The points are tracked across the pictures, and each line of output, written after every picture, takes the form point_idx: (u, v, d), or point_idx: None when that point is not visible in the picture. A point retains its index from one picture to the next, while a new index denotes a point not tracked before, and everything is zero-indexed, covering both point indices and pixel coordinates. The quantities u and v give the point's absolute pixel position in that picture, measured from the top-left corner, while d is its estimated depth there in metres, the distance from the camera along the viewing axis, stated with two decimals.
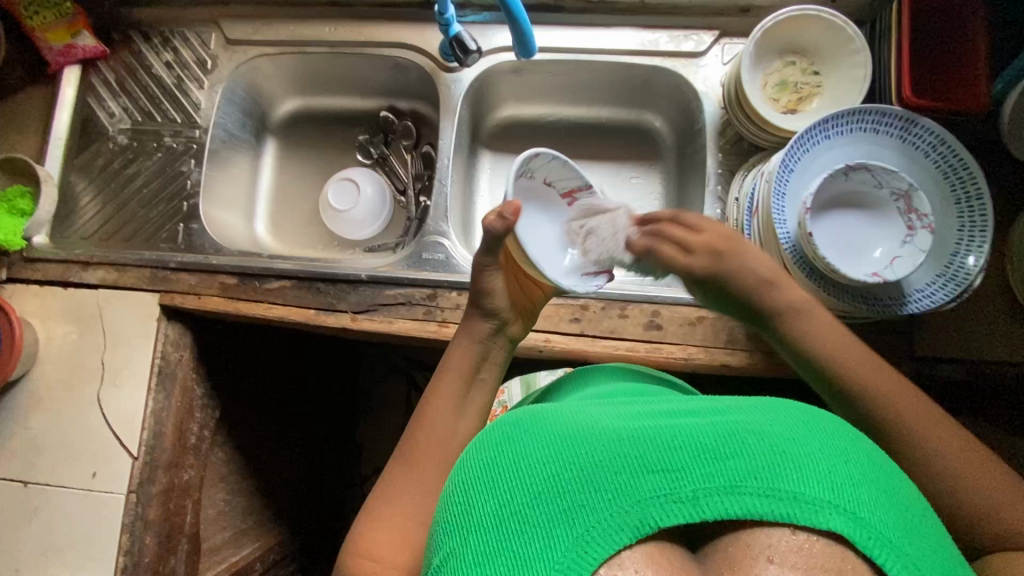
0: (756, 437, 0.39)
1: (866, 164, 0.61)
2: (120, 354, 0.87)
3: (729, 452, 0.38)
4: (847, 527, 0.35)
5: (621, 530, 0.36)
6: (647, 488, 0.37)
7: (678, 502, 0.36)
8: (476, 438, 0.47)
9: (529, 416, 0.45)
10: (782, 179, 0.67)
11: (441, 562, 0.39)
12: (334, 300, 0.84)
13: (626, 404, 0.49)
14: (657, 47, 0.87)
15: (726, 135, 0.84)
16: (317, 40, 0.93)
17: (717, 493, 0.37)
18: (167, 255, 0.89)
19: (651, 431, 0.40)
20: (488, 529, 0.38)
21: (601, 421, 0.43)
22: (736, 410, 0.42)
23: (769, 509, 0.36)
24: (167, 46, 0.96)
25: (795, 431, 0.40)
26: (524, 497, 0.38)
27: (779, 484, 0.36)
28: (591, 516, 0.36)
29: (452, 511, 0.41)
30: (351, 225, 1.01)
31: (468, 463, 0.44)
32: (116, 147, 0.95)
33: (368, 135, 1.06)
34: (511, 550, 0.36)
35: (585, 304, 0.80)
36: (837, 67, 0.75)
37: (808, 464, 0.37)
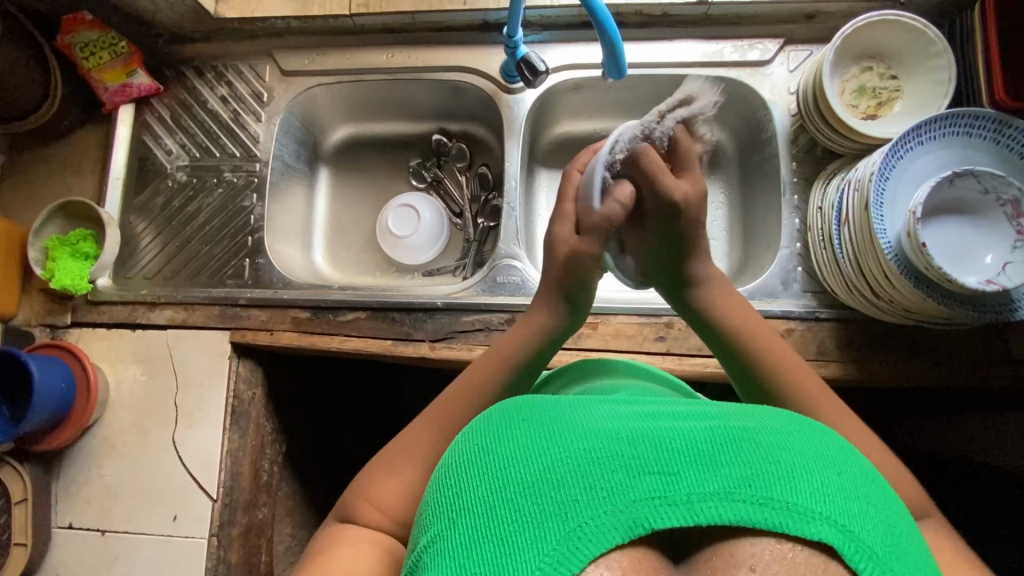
0: (752, 442, 0.35)
1: (974, 171, 0.60)
2: (193, 395, 0.86)
3: (728, 456, 0.34)
4: (841, 542, 0.32)
5: (611, 530, 0.32)
6: (641, 487, 0.33)
7: (670, 505, 0.33)
8: (470, 422, 0.44)
9: (526, 405, 0.42)
10: (879, 189, 0.66)
11: (424, 550, 0.36)
12: (410, 329, 0.83)
13: (619, 401, 0.46)
14: (722, 57, 0.86)
15: (798, 143, 0.83)
16: (374, 67, 0.92)
17: (712, 497, 0.33)
18: (236, 291, 0.88)
19: (648, 430, 0.36)
20: (475, 517, 0.34)
21: (594, 416, 0.40)
22: (730, 416, 0.39)
23: (763, 519, 0.32)
24: (222, 81, 0.95)
25: (793, 439, 0.36)
26: (513, 487, 0.35)
27: (774, 492, 0.33)
28: (581, 513, 0.33)
29: (440, 497, 0.38)
30: (414, 252, 1.00)
31: (458, 449, 0.41)
32: (174, 184, 0.94)
33: (421, 159, 1.05)
34: (497, 540, 0.33)
35: (669, 321, 0.79)
36: (916, 70, 0.74)
37: (806, 475, 0.34)
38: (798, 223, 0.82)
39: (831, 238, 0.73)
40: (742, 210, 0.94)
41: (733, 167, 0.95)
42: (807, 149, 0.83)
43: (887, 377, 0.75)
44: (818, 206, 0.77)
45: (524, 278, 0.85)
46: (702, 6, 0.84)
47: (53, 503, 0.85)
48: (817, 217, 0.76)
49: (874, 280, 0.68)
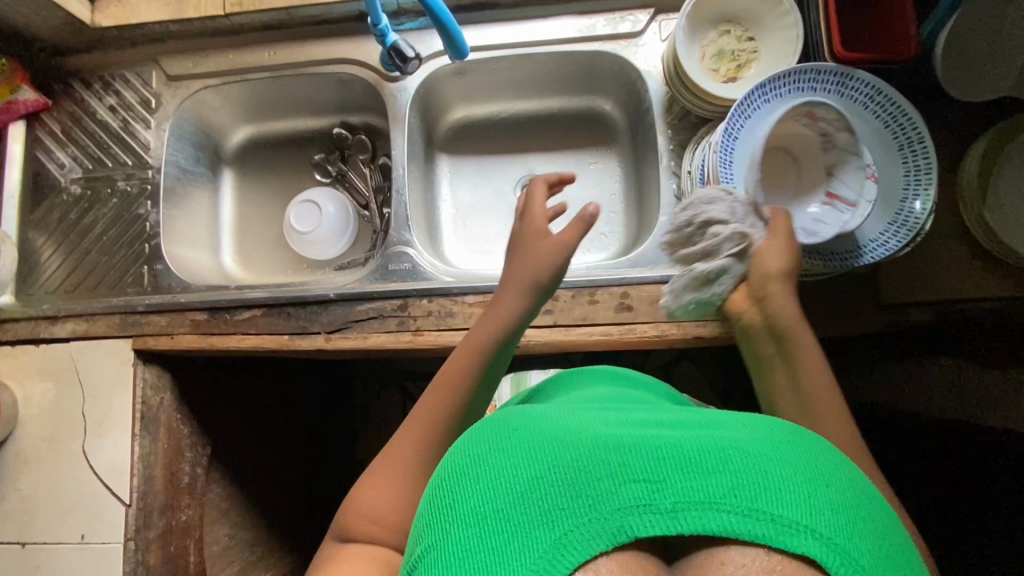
0: (739, 453, 0.39)
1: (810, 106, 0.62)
2: (101, 405, 0.87)
3: (715, 468, 0.38)
4: (820, 553, 0.35)
5: (598, 537, 0.35)
6: (628, 495, 0.37)
7: (656, 513, 0.36)
8: (470, 432, 0.46)
9: (524, 418, 0.45)
10: (726, 149, 0.68)
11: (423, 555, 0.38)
12: (306, 323, 0.84)
13: (614, 412, 0.49)
14: (595, 32, 0.87)
15: (672, 111, 0.85)
16: (256, 66, 0.92)
17: (697, 507, 0.36)
18: (135, 298, 0.89)
19: (640, 441, 0.40)
20: (471, 523, 0.37)
21: (588, 426, 0.43)
22: (720, 426, 0.43)
23: (747, 530, 0.35)
24: (109, 90, 0.95)
25: (780, 453, 0.40)
26: (508, 496, 0.38)
27: (756, 503, 0.36)
28: (572, 521, 0.36)
29: (438, 504, 0.41)
30: (322, 246, 1.01)
31: (459, 455, 0.44)
32: (70, 197, 0.94)
33: (324, 154, 1.05)
34: (490, 548, 0.36)
35: (555, 294, 0.81)
36: (769, 31, 0.76)
37: (792, 487, 0.37)
38: (674, 187, 0.83)
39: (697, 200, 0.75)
40: (636, 182, 0.97)
41: (625, 139, 0.98)
42: (681, 116, 0.84)
43: None
44: (687, 170, 0.79)
45: (416, 264, 0.86)
46: None
47: None
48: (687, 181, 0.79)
49: None
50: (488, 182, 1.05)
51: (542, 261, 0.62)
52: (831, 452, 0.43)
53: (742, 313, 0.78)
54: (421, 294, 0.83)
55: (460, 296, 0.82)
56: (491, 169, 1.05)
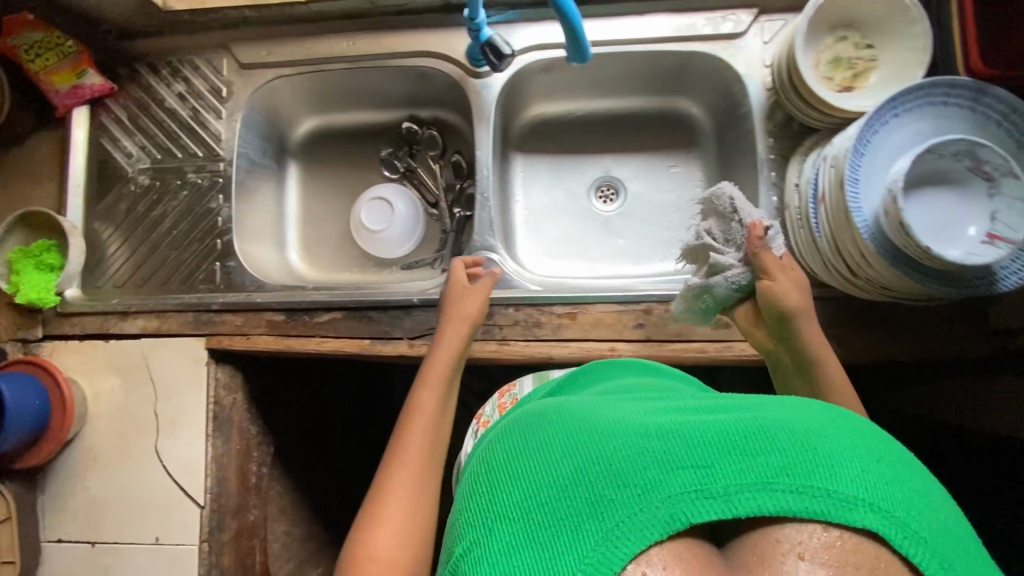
0: (785, 433, 0.38)
1: (975, 146, 0.58)
2: (174, 404, 0.84)
3: (762, 449, 0.37)
4: (881, 524, 0.34)
5: (652, 526, 0.34)
6: (677, 483, 0.36)
7: (710, 499, 0.35)
8: (507, 443, 0.46)
9: (561, 419, 0.45)
10: (853, 165, 0.65)
11: (476, 557, 0.38)
12: (387, 328, 0.82)
13: (647, 403, 0.48)
14: (694, 31, 0.83)
15: (774, 118, 0.81)
16: (334, 56, 0.88)
17: (750, 489, 0.35)
18: (208, 296, 0.86)
19: (681, 428, 0.39)
20: (525, 526, 0.37)
21: (624, 418, 0.43)
22: (758, 407, 0.42)
23: (805, 507, 0.34)
24: (178, 77, 0.91)
25: (827, 429, 0.39)
26: (561, 494, 0.37)
27: (810, 481, 0.35)
28: (622, 511, 0.35)
29: (489, 509, 0.40)
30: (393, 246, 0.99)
31: (502, 462, 0.44)
32: (138, 189, 0.91)
33: (392, 149, 1.02)
34: (545, 544, 0.35)
35: (649, 307, 0.78)
36: (893, 39, 0.72)
37: (843, 463, 0.36)
38: (775, 200, 0.81)
39: (809, 217, 0.72)
40: None
41: (709, 144, 0.95)
42: (783, 125, 0.81)
43: (868, 354, 0.75)
44: (795, 183, 0.76)
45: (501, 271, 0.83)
46: None
47: (38, 517, 0.84)
48: (795, 195, 0.75)
49: (851, 258, 0.68)
50: (561, 182, 1.01)
51: (470, 306, 0.76)
52: (874, 429, 0.42)
53: (841, 332, 0.76)
54: (506, 303, 0.81)
55: (548, 306, 0.80)
56: (565, 170, 1.01)
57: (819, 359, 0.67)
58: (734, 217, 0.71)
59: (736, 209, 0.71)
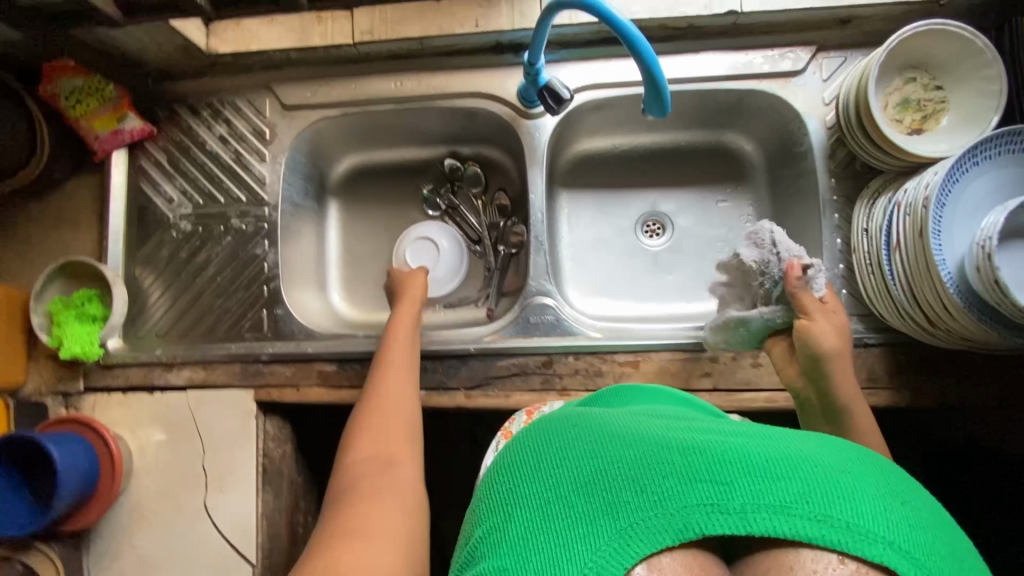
0: (813, 462, 0.37)
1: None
2: (223, 458, 0.82)
3: (784, 473, 0.36)
4: (901, 564, 0.33)
5: (662, 531, 0.35)
6: (692, 494, 0.36)
7: (723, 513, 0.35)
8: (528, 433, 0.47)
9: (585, 417, 0.45)
10: (936, 215, 0.63)
11: (486, 538, 0.40)
12: (443, 377, 0.80)
13: (673, 416, 0.48)
14: (752, 69, 0.81)
15: (836, 157, 0.80)
16: (381, 97, 0.87)
17: (767, 510, 0.35)
18: (257, 346, 0.84)
19: (703, 441, 0.39)
20: (535, 513, 0.38)
21: (646, 426, 0.43)
22: (793, 432, 0.41)
23: (825, 536, 0.34)
24: (219, 119, 0.89)
25: (859, 465, 0.38)
26: (575, 490, 0.38)
27: (833, 511, 0.34)
28: (632, 514, 0.36)
29: (504, 495, 0.42)
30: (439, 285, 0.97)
31: (521, 451, 0.45)
32: (179, 234, 0.89)
33: (434, 186, 1.00)
34: (550, 533, 0.37)
35: (714, 355, 0.76)
36: (964, 80, 0.70)
37: (870, 498, 0.35)
38: (839, 242, 0.79)
39: (883, 264, 0.70)
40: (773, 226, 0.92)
41: (760, 179, 0.93)
42: (845, 164, 0.79)
43: (939, 401, 0.74)
44: (863, 228, 0.74)
45: (559, 316, 0.81)
46: (731, 16, 0.78)
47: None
48: (864, 240, 0.74)
49: (931, 309, 0.66)
50: (607, 217, 0.99)
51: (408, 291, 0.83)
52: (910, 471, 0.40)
53: (910, 377, 0.74)
54: (566, 350, 0.79)
55: (610, 354, 0.78)
56: (610, 204, 0.99)
57: (845, 403, 0.66)
58: (775, 253, 0.70)
59: (777, 246, 0.70)
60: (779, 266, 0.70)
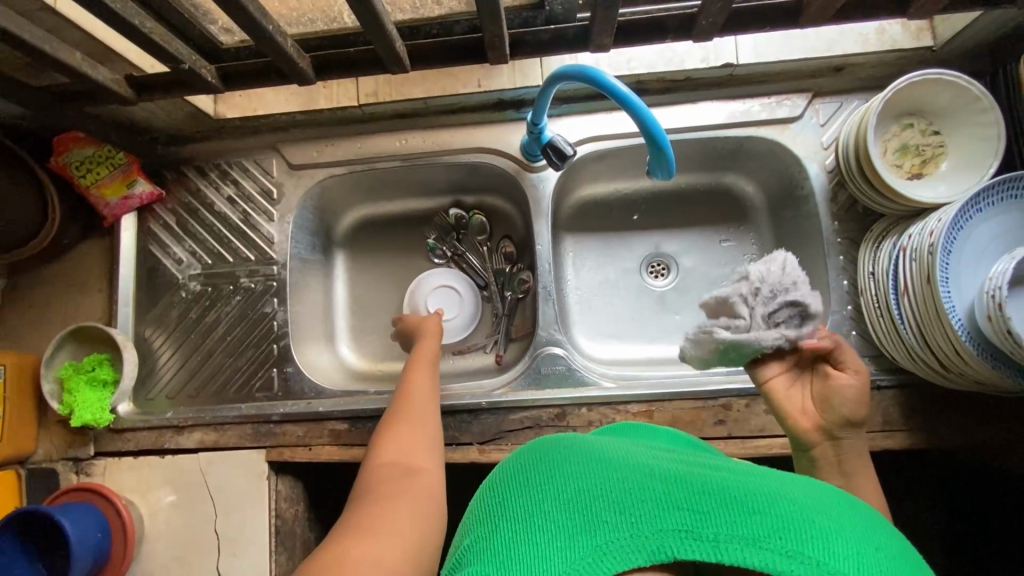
0: (789, 502, 0.41)
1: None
2: (235, 522, 0.81)
3: (758, 509, 0.40)
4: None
5: (638, 551, 0.40)
6: (671, 519, 0.40)
7: (697, 540, 0.39)
8: (531, 451, 0.52)
9: (586, 443, 0.50)
10: (943, 264, 0.63)
11: (479, 543, 0.45)
12: (455, 433, 0.79)
13: (670, 451, 0.52)
14: (750, 117, 0.83)
15: (838, 200, 0.81)
16: (386, 154, 0.88)
17: (738, 542, 0.39)
18: (268, 405, 0.84)
19: (687, 477, 0.43)
20: (524, 522, 0.44)
21: (641, 458, 0.47)
22: (776, 476, 0.45)
23: (786, 569, 0.38)
24: (227, 179, 0.91)
25: (832, 512, 0.42)
26: (564, 507, 0.43)
27: (803, 548, 0.38)
28: (613, 535, 0.41)
29: (501, 505, 0.47)
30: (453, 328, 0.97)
31: (522, 467, 0.50)
32: (189, 295, 0.89)
33: (439, 235, 1.01)
34: (536, 543, 0.42)
35: (727, 403, 0.76)
36: (961, 125, 0.71)
37: (839, 542, 0.39)
38: (846, 284, 0.79)
39: (892, 309, 0.71)
40: None
41: (763, 219, 0.94)
42: (847, 207, 0.80)
43: (957, 443, 0.73)
44: (869, 271, 0.75)
45: (570, 366, 0.81)
46: (727, 68, 0.80)
47: None
48: (873, 284, 0.74)
49: (943, 354, 0.66)
50: (612, 260, 0.99)
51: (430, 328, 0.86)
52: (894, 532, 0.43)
53: (925, 420, 0.74)
54: (578, 401, 0.79)
55: (623, 404, 0.77)
56: (615, 247, 0.99)
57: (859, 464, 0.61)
58: (785, 273, 0.57)
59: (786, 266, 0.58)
60: (789, 285, 0.57)
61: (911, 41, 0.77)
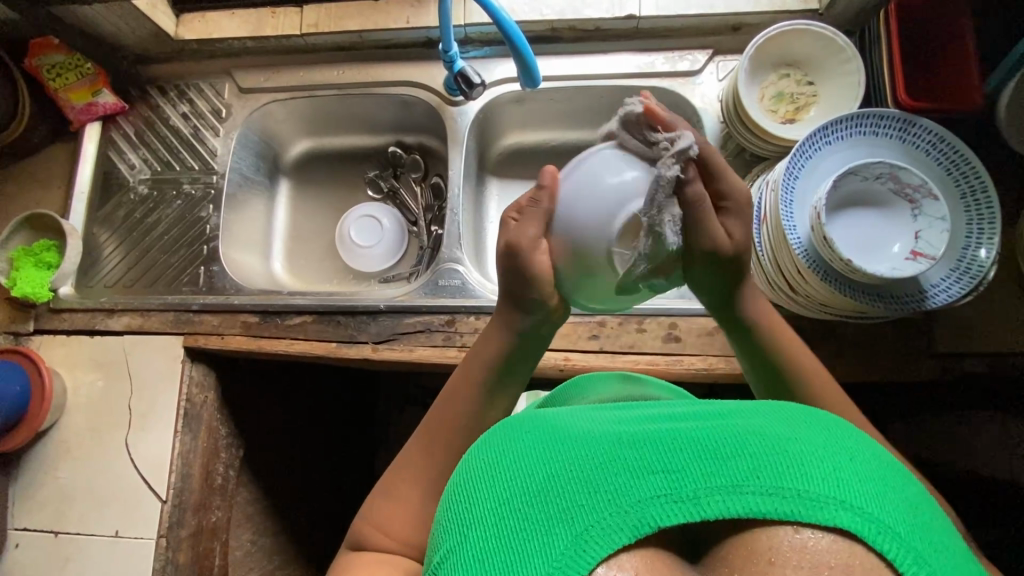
0: (755, 436, 0.36)
1: (894, 169, 0.62)
2: (147, 399, 0.88)
3: (730, 452, 0.35)
4: (856, 524, 0.31)
5: (620, 530, 0.33)
6: (646, 488, 0.34)
7: (678, 502, 0.33)
8: (479, 444, 0.44)
9: (535, 421, 0.43)
10: (788, 187, 0.69)
11: (442, 561, 0.37)
12: (354, 332, 0.86)
13: (622, 410, 0.46)
14: (653, 69, 0.89)
15: (727, 148, 0.86)
16: (325, 83, 0.97)
17: (719, 492, 0.33)
18: (190, 297, 0.92)
19: (649, 437, 0.37)
20: (490, 528, 0.36)
21: (599, 426, 0.41)
22: (740, 412, 0.40)
23: (774, 509, 0.32)
24: (183, 98, 1.00)
25: (796, 430, 0.37)
26: (529, 497, 0.36)
27: (781, 481, 0.33)
28: (595, 515, 0.33)
29: (459, 512, 0.39)
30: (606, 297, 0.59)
31: (475, 464, 0.42)
32: (136, 197, 0.98)
33: (377, 171, 1.08)
34: (509, 550, 0.34)
35: (603, 320, 0.81)
36: (829, 76, 0.78)
37: (814, 463, 0.34)
38: None
39: (753, 237, 0.75)
40: None
41: None
42: (736, 154, 0.86)
43: None
44: None
45: (465, 282, 0.88)
46: (632, 20, 0.87)
47: (8, 505, 0.87)
48: None
49: (789, 275, 0.70)
50: None
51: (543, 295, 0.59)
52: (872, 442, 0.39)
53: None
54: (469, 311, 0.85)
55: None
56: None
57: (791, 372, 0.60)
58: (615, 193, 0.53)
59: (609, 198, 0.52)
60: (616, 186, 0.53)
61: (799, 4, 0.84)
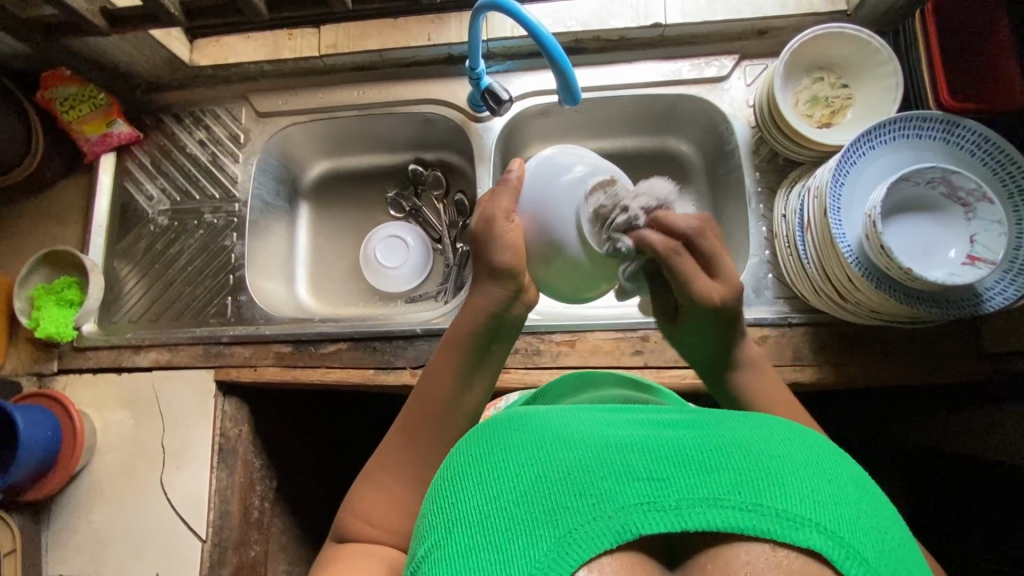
0: (740, 449, 0.35)
1: (947, 174, 0.62)
2: (181, 436, 0.86)
3: (715, 464, 0.34)
4: (825, 547, 0.31)
5: (602, 535, 0.32)
6: (631, 493, 0.33)
7: (660, 510, 0.32)
8: (464, 439, 0.42)
9: (521, 416, 0.41)
10: (834, 194, 0.68)
11: (422, 558, 0.35)
12: (390, 357, 0.84)
13: (615, 410, 0.44)
14: (680, 76, 0.88)
15: (760, 153, 0.85)
16: (344, 104, 0.95)
17: (700, 503, 0.32)
18: (219, 329, 0.90)
19: (639, 439, 0.36)
20: (473, 526, 0.34)
21: (586, 426, 0.39)
22: (731, 421, 0.38)
23: (751, 525, 0.32)
24: (199, 125, 0.98)
25: (787, 449, 0.35)
26: (514, 496, 0.35)
27: (763, 499, 0.32)
28: (577, 520, 0.32)
29: (441, 506, 0.37)
30: (566, 281, 0.56)
31: (459, 458, 0.40)
32: (156, 229, 0.96)
33: (398, 189, 1.06)
34: (490, 549, 0.33)
35: (646, 335, 0.80)
36: (865, 78, 0.78)
37: (795, 482, 0.33)
38: (765, 230, 0.84)
39: (797, 245, 0.74)
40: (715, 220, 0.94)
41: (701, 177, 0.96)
42: (769, 158, 0.85)
43: (866, 380, 0.76)
44: (782, 213, 0.78)
45: None
46: (657, 28, 0.86)
47: (41, 553, 0.84)
48: (783, 225, 0.78)
49: (839, 283, 0.69)
50: None
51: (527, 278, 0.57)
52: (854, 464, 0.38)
53: (836, 357, 0.77)
54: None
55: (546, 334, 0.82)
56: None
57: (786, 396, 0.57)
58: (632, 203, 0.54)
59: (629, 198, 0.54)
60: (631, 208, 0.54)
61: (826, 5, 0.84)
